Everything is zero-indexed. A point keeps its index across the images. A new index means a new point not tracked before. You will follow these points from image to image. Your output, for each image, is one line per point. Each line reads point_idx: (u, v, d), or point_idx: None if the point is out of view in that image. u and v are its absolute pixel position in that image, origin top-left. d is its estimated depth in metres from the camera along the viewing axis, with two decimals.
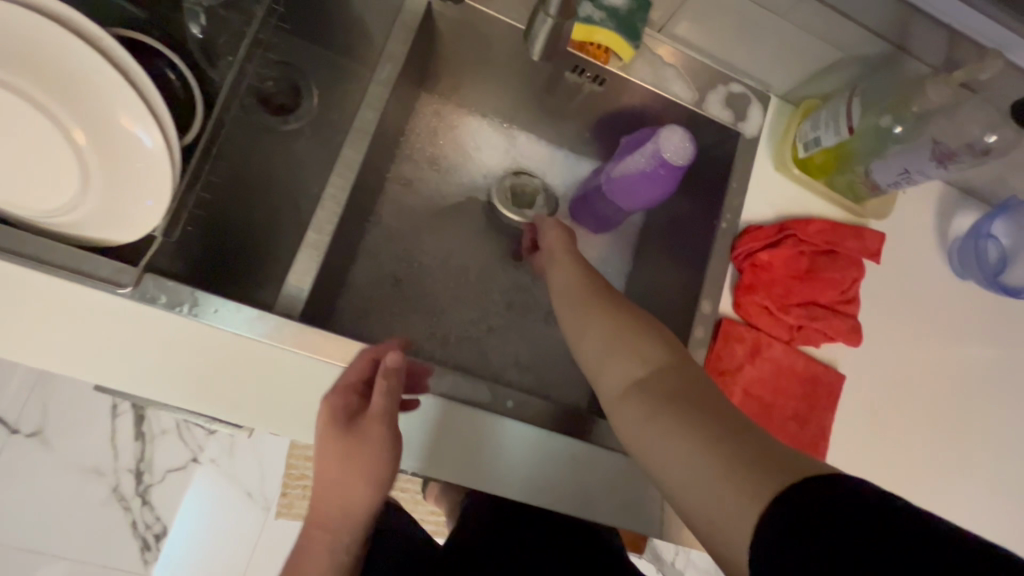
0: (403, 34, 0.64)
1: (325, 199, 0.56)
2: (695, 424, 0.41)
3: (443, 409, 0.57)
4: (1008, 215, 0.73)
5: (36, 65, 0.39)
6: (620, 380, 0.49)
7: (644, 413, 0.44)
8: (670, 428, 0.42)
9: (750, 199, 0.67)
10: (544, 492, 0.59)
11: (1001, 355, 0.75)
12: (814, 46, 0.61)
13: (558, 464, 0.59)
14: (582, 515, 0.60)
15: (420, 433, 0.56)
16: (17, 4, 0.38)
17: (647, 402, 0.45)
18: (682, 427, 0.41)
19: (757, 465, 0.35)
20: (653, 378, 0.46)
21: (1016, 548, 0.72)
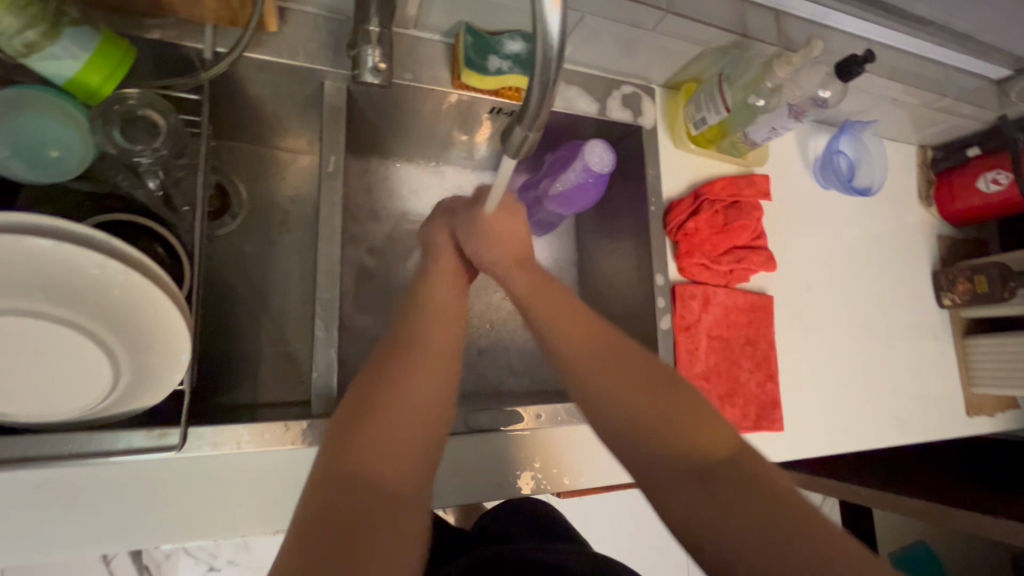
0: (331, 120, 0.64)
1: (320, 298, 0.60)
2: (681, 439, 0.47)
3: (486, 438, 0.66)
4: (850, 132, 0.91)
5: (46, 283, 0.40)
6: (597, 378, 0.52)
7: (631, 417, 0.49)
8: (658, 442, 0.48)
9: (665, 178, 0.79)
10: (584, 471, 0.70)
11: (866, 238, 0.97)
12: (684, 45, 0.72)
13: (588, 446, 0.71)
14: (619, 477, 0.72)
15: (473, 463, 0.66)
16: (7, 232, 0.38)
17: (631, 408, 0.49)
18: (670, 443, 0.47)
19: (752, 492, 0.43)
20: (634, 381, 0.51)
21: (911, 378, 0.96)
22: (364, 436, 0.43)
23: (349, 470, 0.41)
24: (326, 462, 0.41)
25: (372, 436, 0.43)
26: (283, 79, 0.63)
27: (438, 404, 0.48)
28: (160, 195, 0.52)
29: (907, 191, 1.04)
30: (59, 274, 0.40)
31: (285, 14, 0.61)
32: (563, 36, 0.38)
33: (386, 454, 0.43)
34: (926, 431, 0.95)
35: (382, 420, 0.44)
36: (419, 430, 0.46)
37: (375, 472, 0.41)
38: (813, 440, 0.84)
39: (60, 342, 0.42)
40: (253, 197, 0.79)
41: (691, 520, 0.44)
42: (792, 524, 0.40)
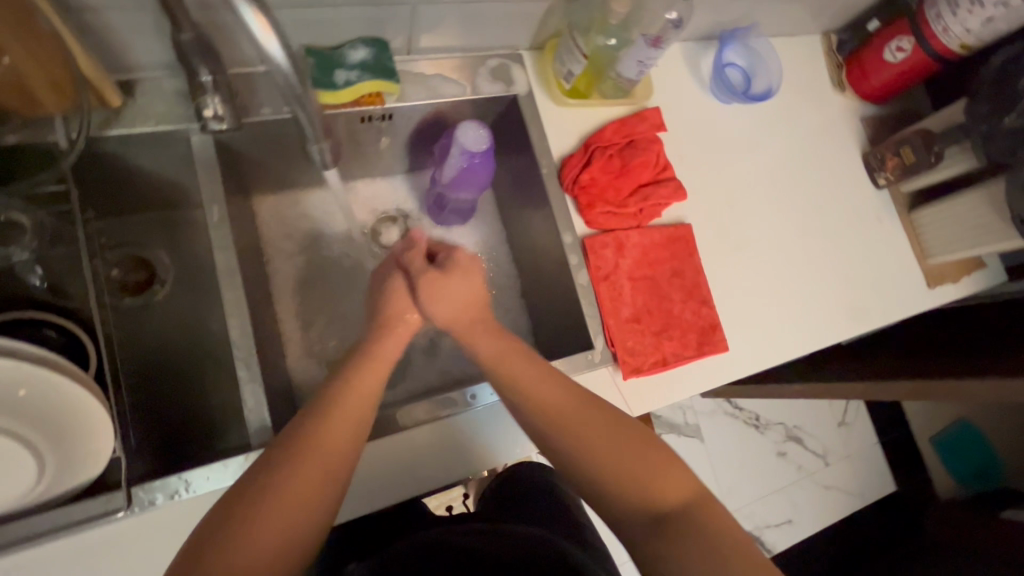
0: (207, 173, 0.66)
1: (235, 342, 0.62)
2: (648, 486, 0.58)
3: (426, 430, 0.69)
4: (733, 42, 0.91)
5: None
6: (576, 431, 0.60)
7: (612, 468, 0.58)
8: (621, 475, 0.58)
9: (554, 138, 0.80)
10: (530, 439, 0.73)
11: (786, 140, 0.95)
12: (527, 6, 0.72)
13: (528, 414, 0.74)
14: None
15: (420, 456, 0.70)
16: None
17: (606, 464, 0.58)
18: (642, 487, 0.57)
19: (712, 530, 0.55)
20: (606, 432, 0.60)
21: (863, 267, 0.94)
22: (260, 494, 0.49)
23: (238, 528, 0.47)
24: (210, 525, 0.48)
25: (274, 495, 0.49)
26: (152, 150, 0.65)
27: (348, 451, 0.55)
28: (48, 288, 0.57)
29: (819, 81, 1.02)
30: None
31: (131, 88, 0.63)
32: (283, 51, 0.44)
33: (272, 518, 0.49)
34: (889, 313, 0.94)
35: (278, 483, 0.50)
36: (311, 497, 0.51)
37: (262, 537, 0.48)
38: (767, 352, 0.84)
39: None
40: (176, 261, 0.83)
41: (655, 549, 0.54)
42: (711, 552, 0.53)
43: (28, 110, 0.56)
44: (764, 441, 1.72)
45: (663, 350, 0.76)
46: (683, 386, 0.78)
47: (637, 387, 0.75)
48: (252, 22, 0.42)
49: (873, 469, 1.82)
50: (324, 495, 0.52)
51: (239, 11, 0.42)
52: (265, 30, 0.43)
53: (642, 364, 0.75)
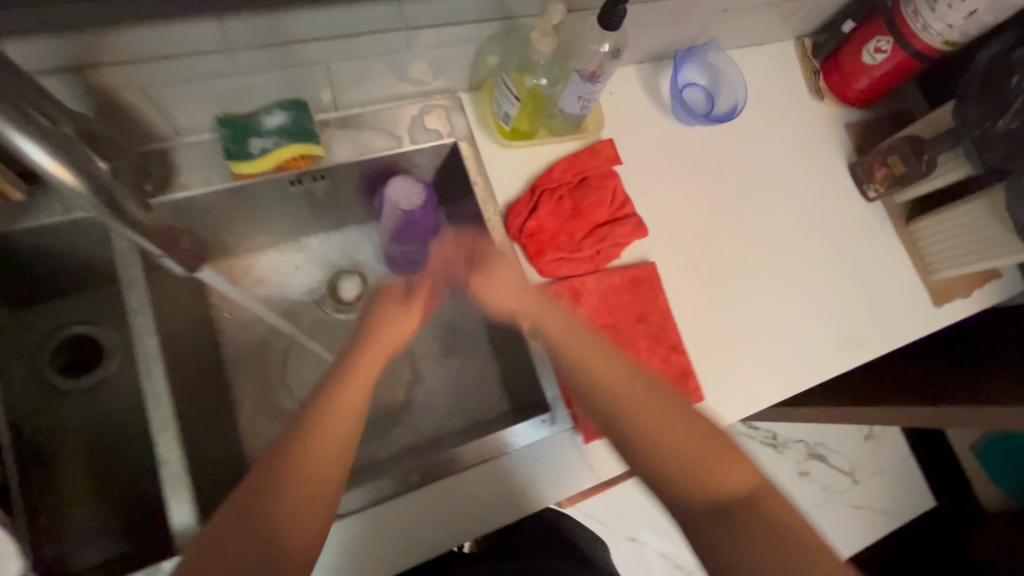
0: (126, 258, 0.64)
1: (158, 435, 0.59)
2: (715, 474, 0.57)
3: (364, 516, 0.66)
4: (691, 60, 0.84)
5: None
6: (639, 415, 0.61)
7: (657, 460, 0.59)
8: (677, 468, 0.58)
9: (499, 182, 0.75)
10: (477, 519, 0.68)
11: (761, 158, 0.88)
12: (452, 51, 0.68)
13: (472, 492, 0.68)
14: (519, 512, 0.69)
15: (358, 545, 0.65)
16: None
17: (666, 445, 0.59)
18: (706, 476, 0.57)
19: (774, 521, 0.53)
20: (666, 413, 0.60)
21: (856, 291, 0.86)
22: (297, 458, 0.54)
23: (273, 518, 0.52)
24: (246, 502, 0.52)
25: (306, 457, 0.54)
26: (71, 237, 0.64)
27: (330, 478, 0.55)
28: None
29: (796, 89, 0.94)
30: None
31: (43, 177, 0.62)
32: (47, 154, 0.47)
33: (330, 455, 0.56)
34: (889, 339, 0.86)
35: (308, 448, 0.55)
36: (328, 469, 0.55)
37: (293, 515, 0.52)
38: (750, 397, 0.76)
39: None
40: (122, 337, 0.81)
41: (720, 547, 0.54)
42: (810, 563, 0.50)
43: None
44: (783, 462, 1.61)
45: None
46: None
47: None
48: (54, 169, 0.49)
49: (909, 486, 1.68)
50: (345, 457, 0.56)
51: (22, 146, 0.46)
52: (60, 167, 0.49)
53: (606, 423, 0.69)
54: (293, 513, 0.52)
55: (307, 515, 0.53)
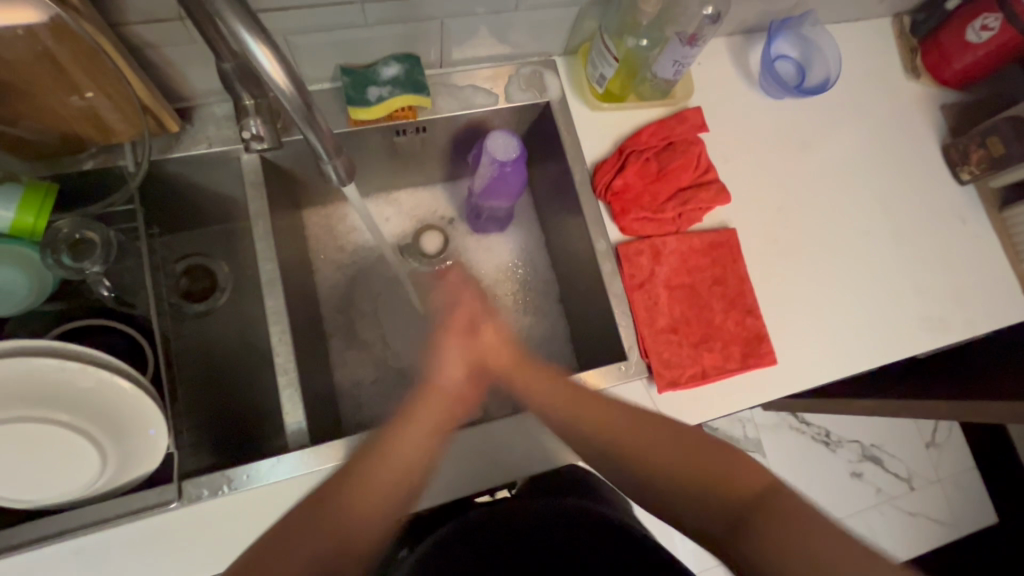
0: (255, 191, 0.71)
1: (278, 346, 0.67)
2: (654, 452, 0.62)
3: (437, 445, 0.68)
4: (784, 33, 0.85)
5: (36, 389, 0.51)
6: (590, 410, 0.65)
7: (644, 467, 0.61)
8: (637, 450, 0.62)
9: (587, 144, 0.78)
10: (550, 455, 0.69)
11: (851, 134, 0.88)
12: (556, 13, 0.71)
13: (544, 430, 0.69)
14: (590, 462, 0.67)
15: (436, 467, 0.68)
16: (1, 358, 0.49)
17: (654, 462, 0.61)
18: (717, 491, 0.58)
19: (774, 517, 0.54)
20: (618, 416, 0.64)
21: (942, 273, 0.84)
22: (377, 476, 0.60)
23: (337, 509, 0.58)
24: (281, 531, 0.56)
25: (384, 476, 0.60)
26: (209, 168, 0.71)
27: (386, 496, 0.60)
28: (116, 297, 0.61)
29: (888, 70, 0.92)
30: (33, 378, 0.50)
31: (189, 113, 0.69)
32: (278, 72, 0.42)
33: (370, 505, 0.59)
34: (973, 324, 0.83)
35: (387, 463, 0.61)
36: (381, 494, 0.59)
37: (354, 508, 0.58)
38: (820, 370, 0.77)
39: (40, 432, 0.52)
40: (233, 271, 0.90)
41: (745, 539, 0.55)
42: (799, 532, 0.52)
43: (103, 138, 0.63)
44: (836, 460, 1.57)
45: (701, 362, 0.72)
46: (726, 400, 0.73)
47: (672, 402, 0.72)
48: (257, 52, 0.41)
49: (968, 497, 1.62)
50: (415, 472, 0.62)
51: (246, 45, 0.40)
52: (273, 64, 0.41)
53: (679, 377, 0.71)
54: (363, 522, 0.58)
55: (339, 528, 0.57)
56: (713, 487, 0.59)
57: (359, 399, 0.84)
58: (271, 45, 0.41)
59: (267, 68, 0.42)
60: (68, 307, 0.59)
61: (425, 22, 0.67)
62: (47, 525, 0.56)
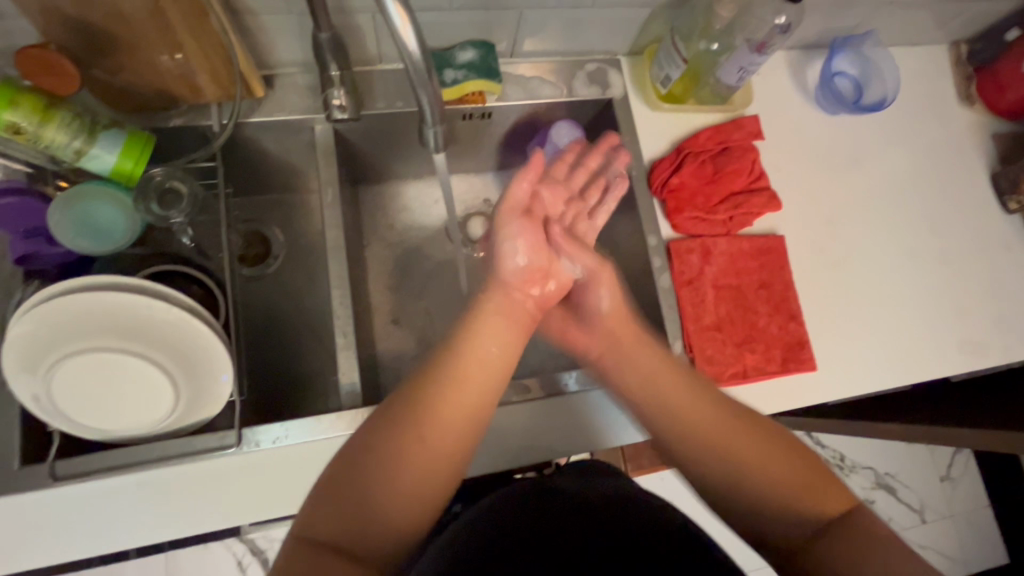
0: (325, 159, 0.74)
1: (337, 308, 0.69)
2: (742, 447, 0.54)
3: None
4: (845, 50, 0.87)
5: (121, 323, 0.54)
6: (672, 396, 0.58)
7: (729, 441, 0.54)
8: (728, 443, 0.54)
9: (645, 142, 0.81)
10: (579, 436, 0.73)
11: (900, 152, 0.89)
12: (630, 12, 0.74)
13: (574, 411, 0.73)
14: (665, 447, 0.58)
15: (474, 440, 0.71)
16: (96, 288, 0.52)
17: (743, 462, 0.53)
18: (802, 502, 0.51)
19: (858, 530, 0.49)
20: (706, 411, 0.56)
21: (982, 298, 0.85)
22: (434, 424, 0.51)
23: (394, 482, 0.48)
24: (332, 481, 0.48)
25: (441, 425, 0.51)
26: (284, 134, 0.74)
27: (440, 455, 0.50)
28: (193, 247, 0.64)
29: (942, 95, 0.93)
30: (110, 309, 0.53)
31: (271, 81, 0.72)
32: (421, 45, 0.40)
33: (421, 465, 0.49)
34: (1010, 350, 0.84)
35: (445, 411, 0.52)
36: (440, 456, 0.51)
37: (411, 470, 0.49)
38: (856, 379, 0.78)
39: (118, 363, 0.55)
40: (287, 238, 0.93)
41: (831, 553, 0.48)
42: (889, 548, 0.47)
43: (194, 98, 0.66)
44: (848, 486, 1.56)
45: (743, 362, 0.74)
46: (763, 402, 0.74)
47: None
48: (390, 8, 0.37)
49: (979, 533, 1.60)
50: (475, 416, 0.53)
51: None
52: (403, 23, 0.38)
53: (720, 374, 0.73)
54: (408, 487, 0.49)
55: (380, 486, 0.48)
56: (796, 489, 0.52)
57: (397, 372, 0.86)
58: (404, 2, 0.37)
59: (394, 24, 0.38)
60: (149, 252, 0.62)
61: (506, 10, 0.70)
62: (120, 456, 0.59)
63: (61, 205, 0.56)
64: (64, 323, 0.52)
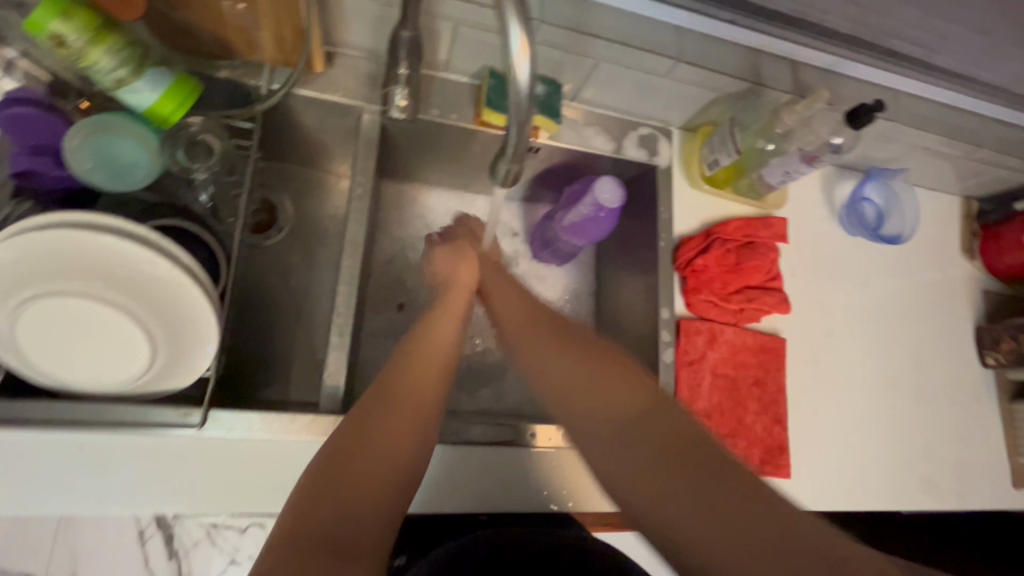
0: (365, 149, 0.71)
1: (338, 304, 0.66)
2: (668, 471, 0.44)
3: (452, 454, 0.67)
4: (876, 179, 0.91)
5: (112, 272, 0.49)
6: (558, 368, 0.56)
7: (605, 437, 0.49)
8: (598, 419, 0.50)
9: (678, 216, 0.82)
10: (559, 495, 0.70)
11: (903, 285, 0.93)
12: (697, 91, 0.76)
13: (558, 470, 0.70)
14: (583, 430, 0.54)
15: (445, 478, 0.67)
16: (96, 227, 0.47)
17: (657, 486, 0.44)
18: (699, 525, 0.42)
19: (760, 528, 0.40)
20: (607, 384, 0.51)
21: (949, 443, 0.89)
22: (402, 370, 0.55)
23: (354, 527, 0.44)
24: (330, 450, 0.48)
25: (410, 369, 0.56)
26: (328, 113, 0.71)
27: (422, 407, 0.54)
28: (209, 206, 0.61)
29: (948, 242, 0.99)
30: (94, 256, 0.48)
31: (332, 58, 0.70)
32: (534, 83, 0.39)
33: (396, 416, 0.52)
34: (962, 497, 0.87)
35: (411, 357, 0.57)
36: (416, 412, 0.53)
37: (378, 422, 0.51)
38: (822, 496, 0.80)
39: (97, 313, 0.50)
40: (294, 213, 0.89)
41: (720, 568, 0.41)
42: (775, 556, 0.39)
43: (248, 54, 0.63)
44: None
45: None
46: None
47: None
48: (513, 38, 0.37)
49: None
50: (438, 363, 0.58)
51: (506, 27, 0.37)
52: (522, 56, 0.38)
53: None
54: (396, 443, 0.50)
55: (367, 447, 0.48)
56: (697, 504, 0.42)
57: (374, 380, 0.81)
58: (529, 37, 0.37)
59: (511, 52, 0.38)
60: (159, 200, 0.58)
61: (584, 56, 0.71)
62: (69, 412, 0.54)
63: (82, 129, 0.51)
64: (48, 260, 0.48)
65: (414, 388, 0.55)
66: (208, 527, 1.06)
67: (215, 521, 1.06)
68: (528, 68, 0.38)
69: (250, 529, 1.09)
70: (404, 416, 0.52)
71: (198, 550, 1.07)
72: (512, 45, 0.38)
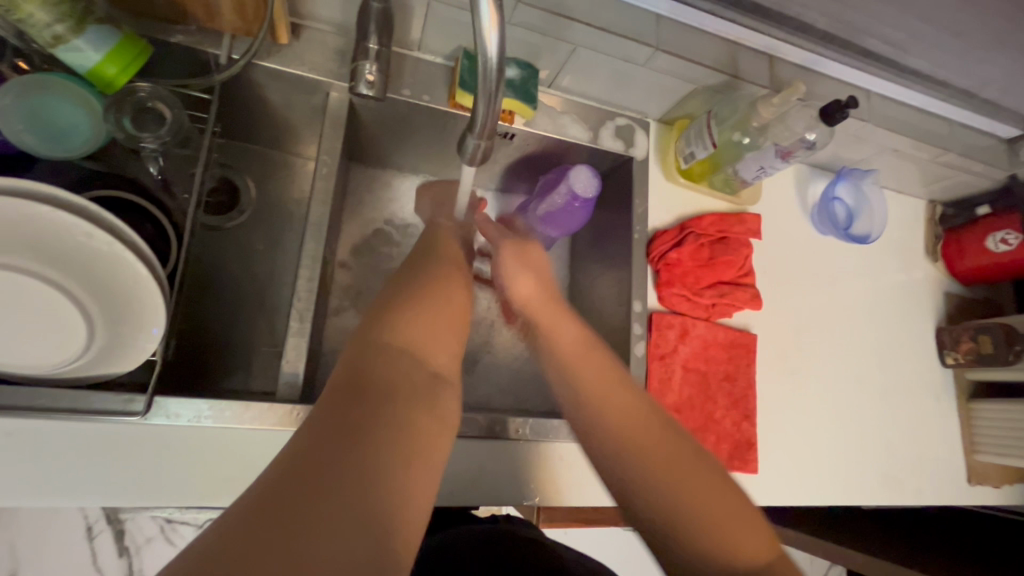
0: (332, 127, 0.68)
1: (300, 288, 0.63)
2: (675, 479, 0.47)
3: None
4: (847, 179, 0.92)
5: (44, 247, 0.45)
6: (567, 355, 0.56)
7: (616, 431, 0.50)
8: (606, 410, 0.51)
9: (653, 210, 0.81)
10: (527, 487, 0.69)
11: (870, 284, 0.95)
12: (675, 83, 0.75)
13: (526, 462, 0.69)
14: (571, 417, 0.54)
15: None
16: (27, 198, 0.44)
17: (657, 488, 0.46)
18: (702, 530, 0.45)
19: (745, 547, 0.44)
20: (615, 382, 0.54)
21: (909, 440, 0.91)
22: (431, 303, 0.52)
23: (378, 452, 0.37)
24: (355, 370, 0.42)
25: (438, 304, 0.52)
26: (293, 89, 0.68)
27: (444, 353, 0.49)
28: (160, 180, 0.57)
29: (913, 244, 1.01)
30: (21, 226, 0.44)
31: (298, 30, 0.67)
32: (504, 55, 0.37)
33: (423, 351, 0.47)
34: (921, 494, 0.89)
35: (438, 295, 0.53)
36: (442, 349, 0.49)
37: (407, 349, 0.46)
38: (789, 491, 0.80)
39: (27, 291, 0.46)
40: (259, 195, 0.85)
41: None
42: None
43: (205, 20, 0.59)
44: None
45: None
46: None
47: None
48: (483, 4, 0.35)
49: None
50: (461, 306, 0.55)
51: None
52: (491, 24, 0.36)
53: None
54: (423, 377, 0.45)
55: (397, 374, 0.43)
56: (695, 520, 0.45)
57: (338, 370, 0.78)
58: (498, 5, 0.35)
59: (479, 20, 0.36)
60: (104, 172, 0.54)
61: (562, 41, 0.69)
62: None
63: (14, 89, 0.48)
64: None
65: (442, 326, 0.51)
66: (163, 522, 1.02)
67: (171, 516, 1.01)
68: (497, 37, 0.36)
69: (208, 524, 1.04)
70: (437, 337, 0.49)
71: (152, 546, 1.02)
72: (482, 13, 0.36)
